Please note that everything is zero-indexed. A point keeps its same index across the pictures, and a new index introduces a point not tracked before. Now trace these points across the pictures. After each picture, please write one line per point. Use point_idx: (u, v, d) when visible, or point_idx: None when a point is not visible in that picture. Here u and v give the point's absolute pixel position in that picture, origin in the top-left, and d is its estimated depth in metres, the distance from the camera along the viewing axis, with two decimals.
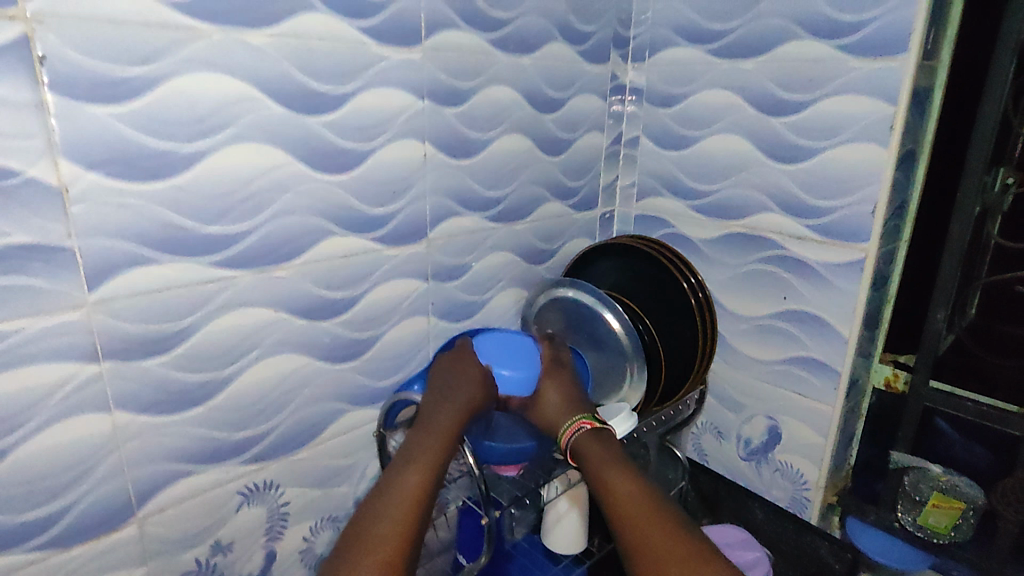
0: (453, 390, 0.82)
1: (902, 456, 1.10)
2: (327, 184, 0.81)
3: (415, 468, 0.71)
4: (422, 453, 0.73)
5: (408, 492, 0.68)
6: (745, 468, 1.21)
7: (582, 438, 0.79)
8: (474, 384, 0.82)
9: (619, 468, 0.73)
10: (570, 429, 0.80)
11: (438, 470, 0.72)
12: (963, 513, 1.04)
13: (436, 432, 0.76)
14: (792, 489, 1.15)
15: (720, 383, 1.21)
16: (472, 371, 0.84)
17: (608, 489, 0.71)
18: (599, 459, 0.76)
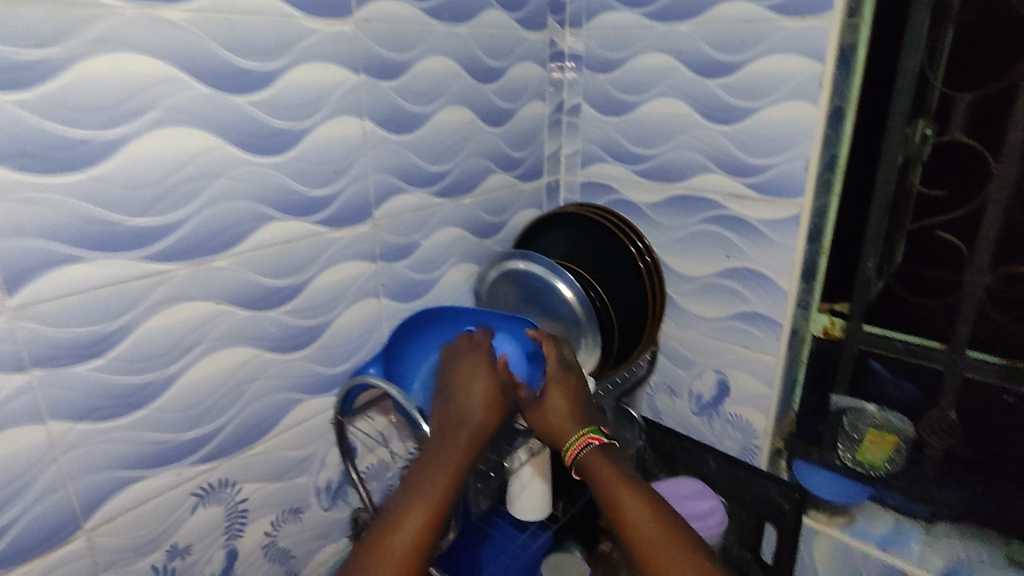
0: (460, 405, 0.81)
1: (841, 398, 1.18)
2: (263, 167, 0.77)
3: (417, 506, 0.72)
4: (427, 485, 0.74)
5: (408, 531, 0.71)
6: (698, 422, 1.26)
7: (592, 456, 0.79)
8: (480, 395, 0.81)
9: (636, 501, 0.73)
10: (576, 446, 0.80)
11: (442, 506, 0.73)
12: (896, 446, 1.09)
13: (435, 456, 0.77)
14: (741, 437, 1.20)
15: (669, 343, 1.25)
16: (476, 380, 0.82)
17: (624, 522, 0.73)
18: (608, 483, 0.76)
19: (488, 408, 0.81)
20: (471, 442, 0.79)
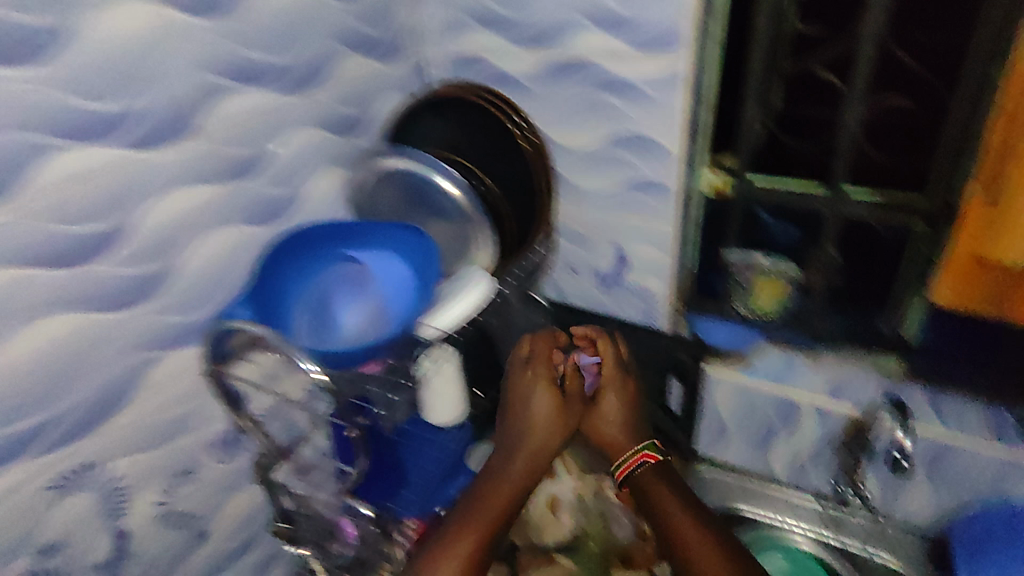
0: (516, 429, 0.95)
1: (730, 250, 1.11)
2: (21, 84, 0.60)
3: (465, 533, 0.84)
4: (479, 520, 0.86)
5: (465, 546, 0.83)
6: (601, 296, 1.25)
7: (647, 472, 0.95)
8: (541, 438, 0.95)
9: (681, 511, 0.89)
10: (635, 463, 0.96)
11: (487, 536, 0.85)
12: (784, 292, 1.09)
13: (497, 508, 0.89)
14: (643, 305, 1.21)
15: (566, 223, 1.20)
16: (560, 414, 0.97)
17: (671, 529, 0.88)
18: (664, 497, 0.92)
19: (548, 437, 0.95)
20: (529, 451, 0.94)
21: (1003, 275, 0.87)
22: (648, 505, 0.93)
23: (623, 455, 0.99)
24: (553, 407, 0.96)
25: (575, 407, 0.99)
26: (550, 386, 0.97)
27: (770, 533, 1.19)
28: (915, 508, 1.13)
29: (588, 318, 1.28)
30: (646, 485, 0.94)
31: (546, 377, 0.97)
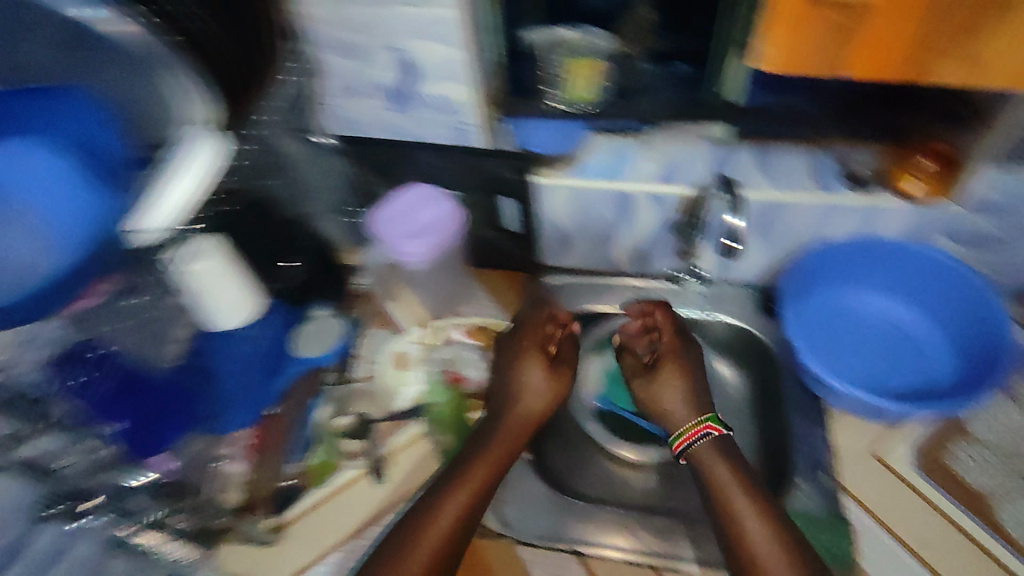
0: (535, 388, 0.96)
1: (531, 32, 0.93)
2: None
3: (458, 492, 0.84)
4: (469, 481, 0.86)
5: (460, 501, 0.83)
6: (398, 119, 0.99)
7: (706, 446, 0.89)
8: (541, 406, 0.96)
9: (747, 502, 0.82)
10: (694, 431, 0.90)
11: (476, 498, 0.85)
12: (597, 69, 0.94)
13: (502, 451, 0.90)
14: (449, 120, 0.97)
15: (320, 29, 0.87)
16: (556, 382, 0.98)
17: (726, 507, 0.83)
18: (722, 483, 0.84)
19: (556, 390, 0.98)
20: (518, 423, 0.93)
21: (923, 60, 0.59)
22: (711, 492, 0.85)
23: (676, 428, 0.93)
24: (555, 393, 0.98)
25: (567, 379, 0.99)
26: (558, 364, 1.00)
27: (621, 326, 1.12)
28: (751, 266, 1.12)
29: (388, 150, 1.04)
30: (703, 459, 0.88)
31: (561, 364, 1.00)
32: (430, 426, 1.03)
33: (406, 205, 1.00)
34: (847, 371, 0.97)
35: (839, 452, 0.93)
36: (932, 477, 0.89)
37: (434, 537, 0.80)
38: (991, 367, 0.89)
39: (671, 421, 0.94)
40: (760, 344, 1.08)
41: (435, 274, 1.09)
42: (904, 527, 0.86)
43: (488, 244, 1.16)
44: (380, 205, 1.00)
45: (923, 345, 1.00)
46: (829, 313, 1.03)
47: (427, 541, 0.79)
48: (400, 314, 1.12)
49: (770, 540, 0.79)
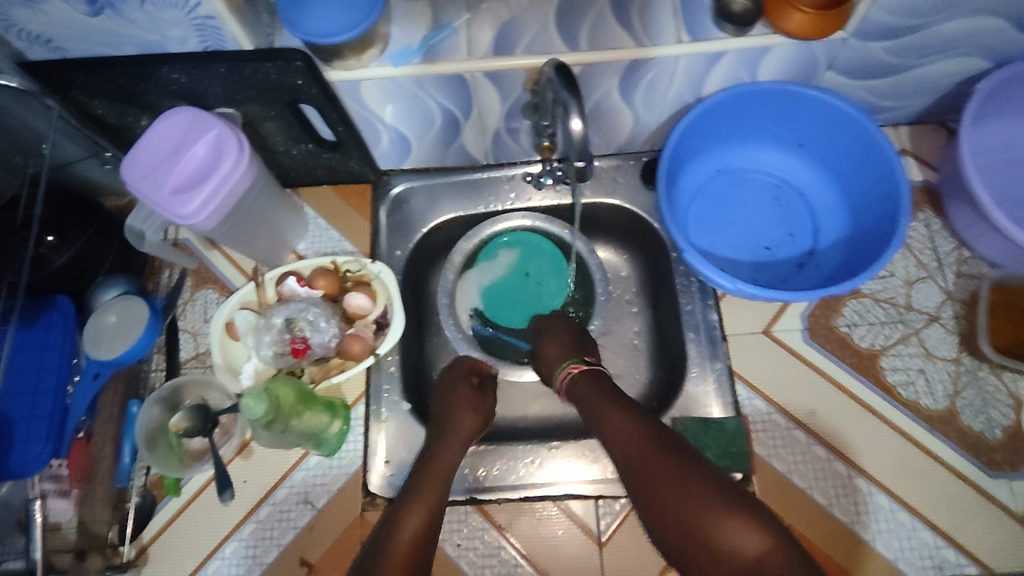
0: (457, 409, 0.82)
1: None
2: None
3: (414, 506, 0.68)
4: (421, 492, 0.71)
5: (413, 527, 0.66)
6: (108, 23, 0.67)
7: (575, 382, 0.77)
8: (467, 427, 0.80)
9: (622, 411, 0.69)
10: (563, 376, 0.79)
11: (433, 513, 0.69)
12: None
13: (446, 469, 0.75)
14: (184, 17, 0.66)
15: None
16: (478, 402, 0.83)
17: (608, 432, 0.69)
18: (597, 401, 0.73)
19: (477, 406, 0.83)
20: (456, 440, 0.79)
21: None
22: (593, 419, 0.72)
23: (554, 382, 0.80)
24: (477, 414, 0.82)
25: (485, 399, 0.84)
26: (473, 386, 0.85)
27: (496, 232, 0.98)
28: (625, 136, 0.93)
29: (119, 71, 0.71)
30: (579, 396, 0.76)
31: (478, 385, 0.85)
32: (269, 438, 0.78)
33: (168, 140, 0.74)
34: (728, 248, 0.90)
35: (728, 335, 0.87)
36: (821, 343, 0.85)
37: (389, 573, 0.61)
38: (878, 218, 0.81)
39: (557, 384, 0.80)
40: (643, 221, 0.95)
41: (246, 220, 0.85)
42: (796, 403, 0.83)
43: (307, 158, 0.93)
44: (131, 149, 0.74)
45: (808, 198, 0.91)
46: (706, 182, 0.92)
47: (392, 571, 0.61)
48: (231, 271, 0.95)
49: (642, 436, 0.65)
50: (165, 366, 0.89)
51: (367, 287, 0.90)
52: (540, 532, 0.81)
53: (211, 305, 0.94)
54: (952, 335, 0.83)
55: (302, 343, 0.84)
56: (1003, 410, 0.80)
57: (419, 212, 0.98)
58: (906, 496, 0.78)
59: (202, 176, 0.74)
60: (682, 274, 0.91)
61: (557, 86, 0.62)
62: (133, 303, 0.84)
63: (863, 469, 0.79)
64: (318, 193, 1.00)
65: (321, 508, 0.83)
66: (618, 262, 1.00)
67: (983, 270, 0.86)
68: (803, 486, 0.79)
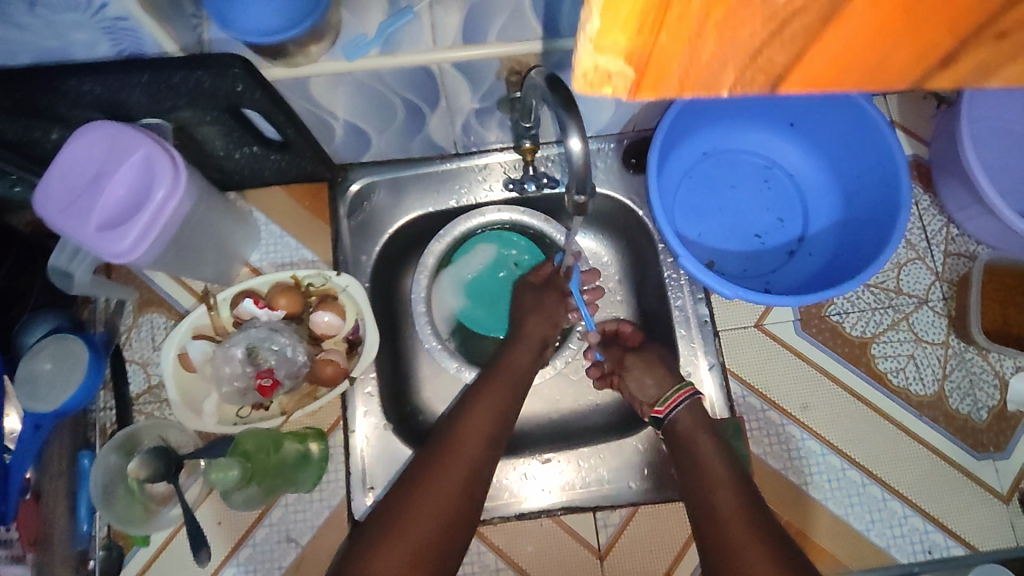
0: (535, 316, 0.82)
1: None
2: None
3: (476, 406, 0.73)
4: (485, 394, 0.75)
5: (459, 461, 0.69)
6: None
7: (688, 410, 0.75)
8: (540, 329, 0.82)
9: (726, 465, 0.70)
10: (677, 395, 0.76)
11: (498, 423, 0.73)
12: None
13: (508, 383, 0.76)
14: (88, 20, 0.54)
15: None
16: (544, 302, 0.84)
17: (702, 477, 0.70)
18: (692, 432, 0.74)
19: (550, 315, 0.83)
20: (527, 353, 0.80)
21: (677, 67, 0.26)
22: (681, 448, 0.74)
23: (658, 400, 0.77)
24: (549, 316, 0.83)
25: (558, 302, 0.84)
26: (544, 289, 0.85)
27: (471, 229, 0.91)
28: (606, 119, 0.85)
29: (14, 84, 0.59)
30: (684, 432, 0.75)
31: (553, 288, 0.85)
32: (246, 488, 0.76)
33: (86, 166, 0.64)
34: (718, 237, 0.85)
35: (720, 331, 0.85)
36: (813, 334, 0.83)
37: (427, 514, 0.64)
38: (875, 206, 0.78)
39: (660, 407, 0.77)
40: (626, 208, 0.90)
41: (189, 242, 0.75)
42: (790, 398, 0.81)
43: (253, 160, 0.82)
44: (43, 176, 0.64)
45: (797, 180, 0.87)
46: (693, 165, 0.87)
47: (428, 508, 0.65)
48: (178, 290, 0.85)
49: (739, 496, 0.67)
50: (114, 404, 0.81)
51: (335, 303, 0.82)
52: (539, 549, 0.79)
53: (158, 331, 0.84)
54: (942, 318, 0.83)
55: (269, 380, 0.78)
56: (989, 390, 0.81)
57: (384, 211, 0.90)
58: (897, 484, 0.78)
59: (132, 207, 0.65)
60: (670, 267, 0.87)
61: (546, 96, 0.56)
62: (69, 344, 0.76)
63: (857, 462, 0.79)
64: (268, 194, 0.90)
65: (306, 545, 0.78)
66: (598, 249, 0.94)
67: (972, 249, 0.84)
68: (799, 483, 0.79)
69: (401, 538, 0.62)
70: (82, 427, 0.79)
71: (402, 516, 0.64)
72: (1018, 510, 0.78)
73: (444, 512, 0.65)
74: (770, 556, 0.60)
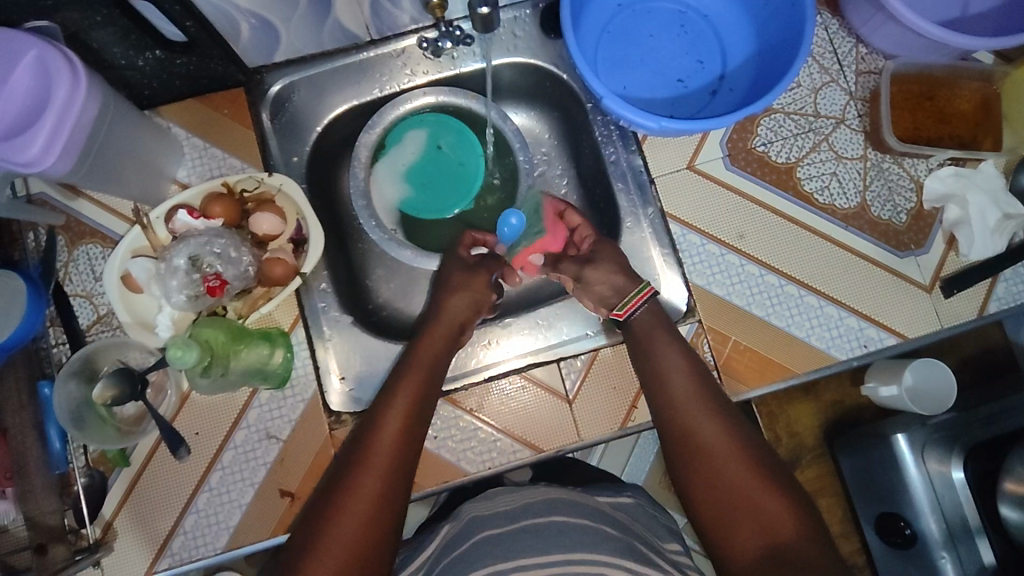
0: (457, 294, 0.81)
1: None
2: None
3: (404, 386, 0.71)
4: (410, 373, 0.73)
5: (392, 431, 0.66)
6: None
7: (648, 315, 0.77)
8: (461, 312, 0.80)
9: (704, 405, 0.68)
10: (638, 299, 0.77)
11: (422, 396, 0.71)
12: None
13: (451, 345, 0.78)
14: None
15: None
16: (470, 283, 0.82)
17: (665, 399, 0.71)
18: (655, 358, 0.74)
19: (475, 296, 0.81)
20: (452, 319, 0.79)
21: None
22: (647, 362, 0.74)
23: (620, 300, 0.78)
24: (472, 299, 0.81)
25: (484, 285, 0.83)
26: (475, 270, 0.84)
27: (399, 117, 0.90)
28: None
29: None
30: (641, 332, 0.76)
31: (484, 269, 0.84)
32: (215, 384, 0.74)
33: None
34: (642, 87, 0.87)
35: (656, 178, 0.87)
36: (742, 167, 0.87)
37: (365, 493, 0.62)
38: (784, 28, 0.80)
39: (624, 307, 0.77)
40: (549, 73, 0.89)
41: (106, 152, 0.73)
42: (726, 229, 0.85)
43: (160, 69, 0.79)
44: None
45: (712, 20, 0.88)
46: (610, 19, 0.87)
47: (370, 481, 0.62)
48: (110, 218, 0.83)
49: (730, 436, 0.66)
50: (66, 338, 0.80)
51: (272, 205, 0.80)
52: (511, 406, 0.83)
53: (97, 261, 0.82)
54: (859, 134, 0.87)
55: (216, 281, 0.76)
56: (907, 195, 0.86)
57: (308, 108, 0.88)
58: (831, 291, 0.84)
59: (36, 109, 0.63)
60: (601, 124, 0.88)
61: None
62: (4, 279, 0.75)
63: (793, 278, 0.84)
64: (185, 108, 0.86)
65: (287, 439, 0.80)
66: (532, 125, 0.95)
67: (880, 64, 0.89)
68: (743, 305, 0.84)
69: (343, 522, 0.60)
70: (37, 361, 0.78)
71: (343, 494, 0.62)
72: (941, 297, 0.84)
73: (382, 487, 0.62)
74: (773, 489, 0.62)
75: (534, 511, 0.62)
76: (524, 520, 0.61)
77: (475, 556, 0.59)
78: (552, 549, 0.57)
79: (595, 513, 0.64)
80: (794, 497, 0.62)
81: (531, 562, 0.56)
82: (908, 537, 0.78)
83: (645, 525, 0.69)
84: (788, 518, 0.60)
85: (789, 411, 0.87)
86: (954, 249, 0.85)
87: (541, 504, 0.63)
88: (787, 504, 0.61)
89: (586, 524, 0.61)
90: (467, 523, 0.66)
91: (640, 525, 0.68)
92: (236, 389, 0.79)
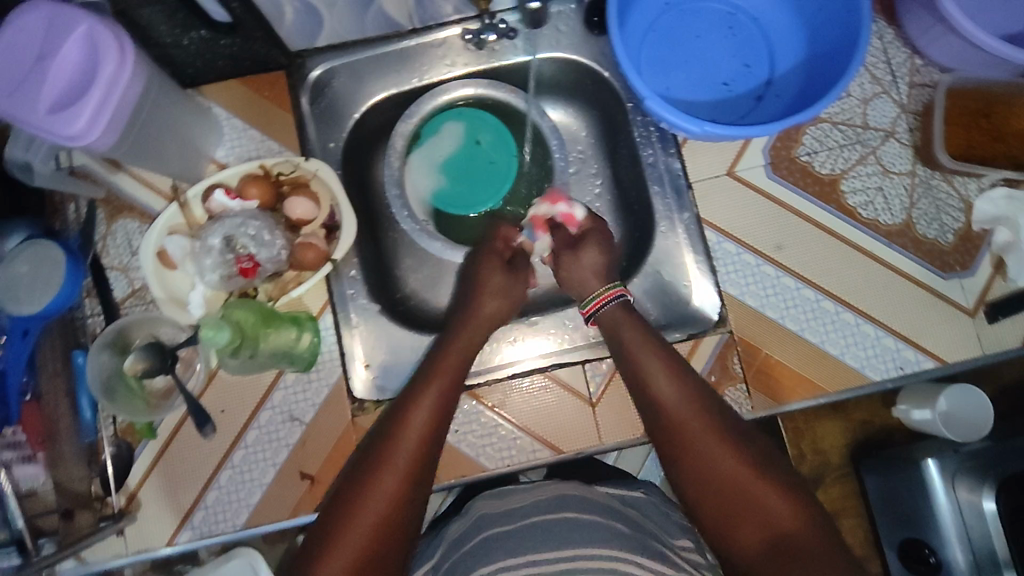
0: (489, 290, 0.79)
1: None
2: None
3: (430, 384, 0.70)
4: (437, 372, 0.71)
5: (415, 432, 0.65)
6: None
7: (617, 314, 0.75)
8: (493, 312, 0.79)
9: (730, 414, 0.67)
10: (596, 302, 0.76)
11: (448, 397, 0.70)
12: None
13: (477, 337, 0.78)
14: None
15: None
16: (510, 286, 0.80)
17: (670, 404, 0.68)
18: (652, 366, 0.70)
19: (511, 297, 0.80)
20: (485, 317, 0.79)
21: None
22: (630, 363, 0.72)
23: (584, 300, 0.78)
24: (508, 302, 0.80)
25: (518, 288, 0.81)
26: (512, 271, 0.82)
27: (436, 106, 0.89)
28: None
29: None
30: (621, 327, 0.75)
31: (522, 273, 0.83)
32: (241, 365, 0.75)
33: (40, 36, 0.63)
34: (685, 89, 0.85)
35: (694, 182, 0.85)
36: (784, 176, 0.85)
37: (383, 492, 0.61)
38: (837, 35, 0.77)
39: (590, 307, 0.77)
40: (591, 71, 0.88)
41: (149, 129, 0.74)
42: (763, 239, 0.83)
43: (204, 48, 0.80)
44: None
45: (762, 23, 0.85)
46: (657, 18, 0.85)
47: (390, 477, 0.62)
48: (150, 195, 0.84)
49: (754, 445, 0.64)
50: (101, 309, 0.81)
51: (307, 189, 0.80)
52: (533, 405, 0.82)
53: (134, 236, 0.84)
54: (908, 148, 0.84)
55: (249, 262, 0.78)
56: (955, 214, 0.83)
57: (347, 95, 0.88)
58: (868, 308, 0.82)
59: (83, 89, 0.63)
60: (641, 125, 0.87)
61: None
62: (44, 248, 0.74)
63: (831, 293, 0.82)
64: (226, 89, 0.87)
65: (309, 422, 0.80)
66: (570, 123, 0.93)
67: (935, 77, 0.85)
68: (777, 317, 0.82)
69: (361, 521, 0.59)
70: (73, 330, 0.80)
71: (362, 490, 0.61)
72: (983, 321, 0.81)
73: (402, 487, 0.62)
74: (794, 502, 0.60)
75: (541, 509, 0.62)
76: (535, 517, 0.61)
77: (485, 552, 0.59)
78: (565, 544, 0.56)
79: (607, 508, 0.64)
80: (814, 514, 0.60)
81: (543, 559, 0.56)
82: (931, 565, 0.75)
83: (657, 522, 0.68)
84: (809, 532, 0.58)
85: (816, 429, 0.84)
86: (1002, 273, 0.82)
87: (549, 501, 0.63)
88: (811, 520, 0.59)
89: (602, 524, 0.60)
90: (480, 516, 0.65)
91: (651, 523, 0.67)
92: (262, 371, 0.80)
